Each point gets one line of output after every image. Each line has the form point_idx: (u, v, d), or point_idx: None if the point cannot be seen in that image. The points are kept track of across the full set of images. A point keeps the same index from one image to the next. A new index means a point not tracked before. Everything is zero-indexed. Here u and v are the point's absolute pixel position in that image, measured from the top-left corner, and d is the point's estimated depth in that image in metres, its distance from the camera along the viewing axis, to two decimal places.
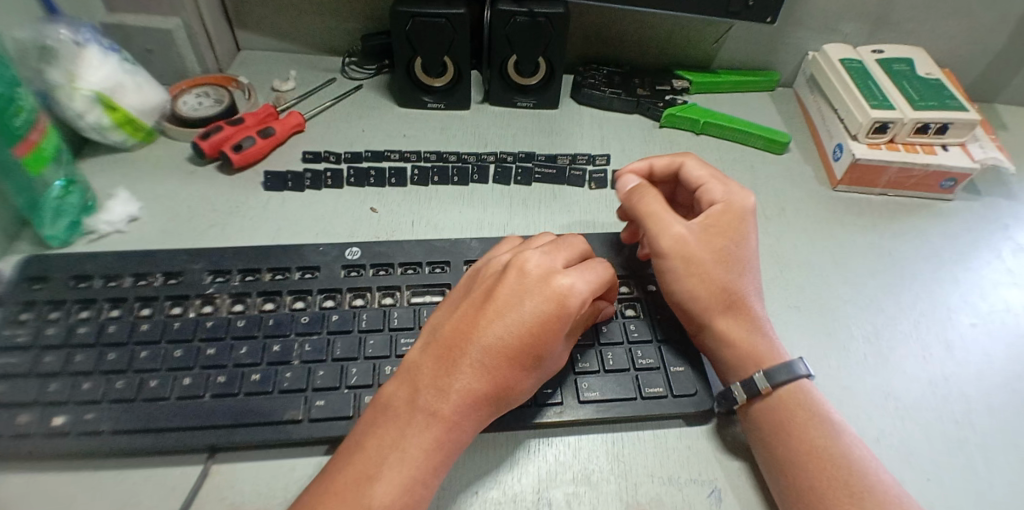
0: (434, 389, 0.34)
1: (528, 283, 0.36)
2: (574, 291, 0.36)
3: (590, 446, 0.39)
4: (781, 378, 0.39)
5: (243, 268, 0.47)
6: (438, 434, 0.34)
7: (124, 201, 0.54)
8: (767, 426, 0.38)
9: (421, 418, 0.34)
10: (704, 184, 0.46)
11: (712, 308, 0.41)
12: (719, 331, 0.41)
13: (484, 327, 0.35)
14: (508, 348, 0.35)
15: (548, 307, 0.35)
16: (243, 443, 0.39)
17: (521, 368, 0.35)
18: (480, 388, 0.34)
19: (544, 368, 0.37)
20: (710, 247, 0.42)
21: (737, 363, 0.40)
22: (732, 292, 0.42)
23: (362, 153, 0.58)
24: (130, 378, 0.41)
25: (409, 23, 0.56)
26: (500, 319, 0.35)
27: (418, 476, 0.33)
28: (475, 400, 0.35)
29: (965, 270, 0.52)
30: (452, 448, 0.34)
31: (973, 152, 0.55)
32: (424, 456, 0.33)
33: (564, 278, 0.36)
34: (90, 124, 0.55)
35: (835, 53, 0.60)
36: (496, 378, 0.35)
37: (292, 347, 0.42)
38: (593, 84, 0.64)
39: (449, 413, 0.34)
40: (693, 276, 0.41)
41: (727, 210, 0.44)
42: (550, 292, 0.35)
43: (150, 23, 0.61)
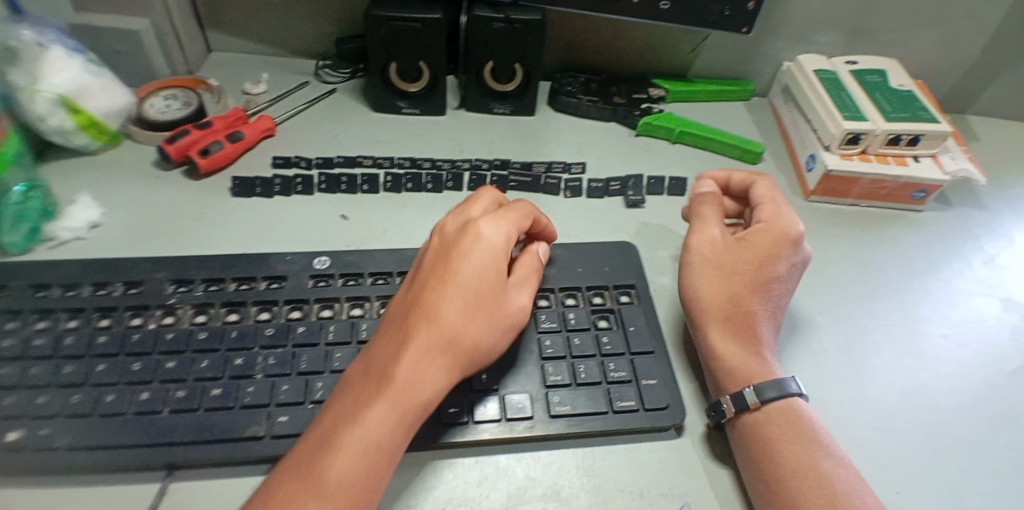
0: (380, 345, 0.35)
1: (453, 239, 0.39)
2: (490, 234, 0.39)
3: (560, 461, 0.39)
4: (770, 395, 0.39)
5: (208, 277, 0.46)
6: (388, 381, 0.34)
7: (86, 206, 0.52)
8: (754, 443, 0.37)
9: (375, 372, 0.34)
10: (762, 202, 0.48)
11: (713, 312, 0.43)
12: (715, 336, 0.42)
13: (424, 283, 0.37)
14: (448, 294, 0.36)
15: (477, 254, 0.38)
16: (204, 460, 0.37)
17: (462, 304, 0.36)
18: (429, 336, 0.35)
19: (492, 305, 0.38)
20: (736, 259, 0.45)
21: (729, 373, 0.41)
22: (746, 301, 0.43)
23: (333, 159, 0.56)
24: (87, 392, 0.39)
25: (384, 27, 0.55)
26: (433, 274, 0.38)
27: (381, 430, 0.32)
28: (425, 343, 0.35)
29: (935, 280, 0.52)
30: (412, 395, 0.34)
31: (944, 163, 0.56)
32: (385, 413, 0.33)
33: (478, 226, 0.39)
34: (54, 127, 0.54)
35: (809, 63, 0.60)
36: (450, 323, 0.36)
37: (255, 360, 0.41)
38: (570, 91, 0.63)
39: (404, 366, 0.34)
40: (709, 279, 0.44)
41: (770, 233, 0.46)
42: (469, 240, 0.39)
43: (117, 24, 0.60)
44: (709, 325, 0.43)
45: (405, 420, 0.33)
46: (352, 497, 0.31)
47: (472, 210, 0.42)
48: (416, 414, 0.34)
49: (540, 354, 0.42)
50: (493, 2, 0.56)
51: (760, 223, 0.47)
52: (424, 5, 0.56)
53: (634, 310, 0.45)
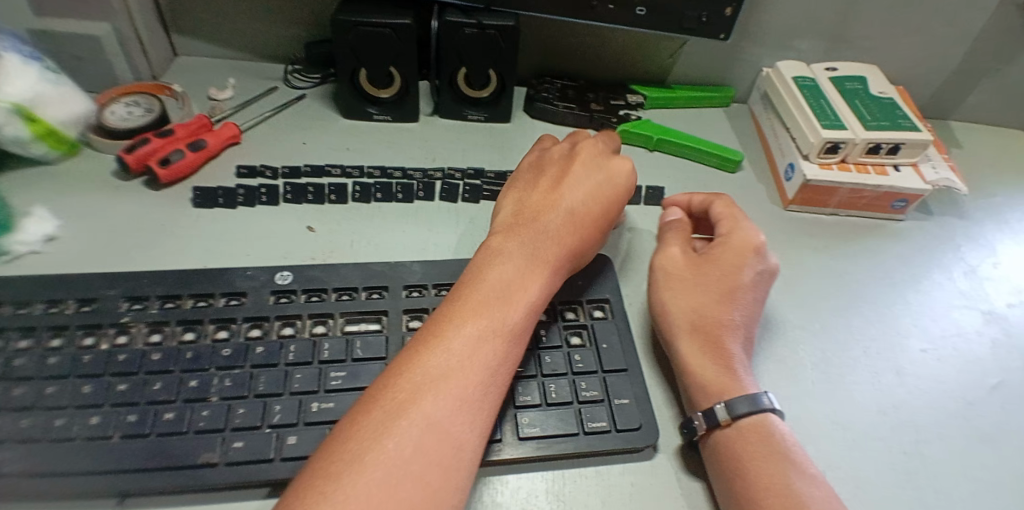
0: (499, 260, 0.41)
1: (546, 191, 0.46)
2: (579, 184, 0.46)
3: (529, 485, 0.37)
4: (741, 411, 0.38)
5: (165, 294, 0.44)
6: (524, 286, 0.39)
7: (41, 219, 0.50)
8: (725, 462, 0.36)
9: (501, 282, 0.39)
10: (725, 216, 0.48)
11: (678, 325, 0.43)
12: (683, 350, 0.42)
13: (529, 221, 0.44)
14: (575, 211, 0.45)
15: (587, 186, 0.46)
16: (154, 489, 0.35)
17: (570, 236, 0.43)
18: (559, 241, 0.43)
19: (586, 239, 0.44)
20: (701, 274, 0.45)
21: (701, 389, 0.40)
22: (714, 314, 0.42)
23: (300, 168, 0.54)
24: (37, 416, 0.37)
25: (353, 33, 0.54)
26: (540, 213, 0.44)
27: (521, 325, 0.37)
28: (546, 262, 0.41)
29: (915, 292, 0.52)
30: (538, 303, 0.39)
31: (925, 173, 0.55)
32: (523, 296, 0.39)
33: (573, 177, 0.47)
34: (9, 137, 0.51)
35: (787, 70, 0.59)
36: (570, 236, 0.43)
37: (210, 382, 0.39)
38: (546, 97, 0.62)
39: (538, 260, 0.41)
40: (673, 294, 0.44)
41: (730, 244, 0.46)
42: (564, 189, 0.46)
43: (77, 28, 0.58)
44: (674, 338, 0.42)
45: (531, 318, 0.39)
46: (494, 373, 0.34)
47: (552, 170, 0.49)
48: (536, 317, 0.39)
49: (510, 372, 0.40)
50: (465, 7, 0.54)
51: (721, 236, 0.47)
52: (393, 10, 0.55)
53: (607, 326, 0.44)
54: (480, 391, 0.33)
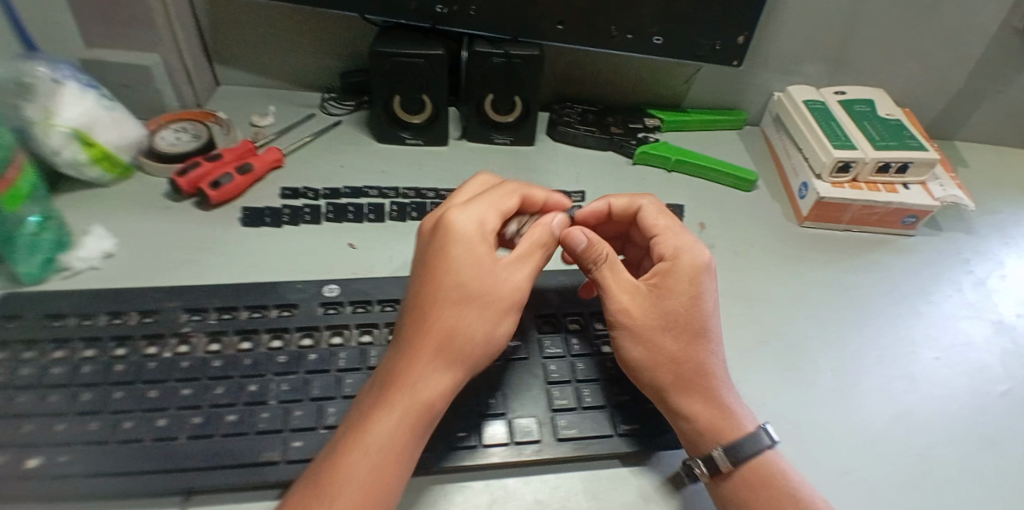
0: (419, 316, 0.38)
1: (438, 228, 0.40)
2: (472, 217, 0.40)
3: (567, 483, 0.41)
4: (743, 454, 0.38)
5: (221, 306, 0.47)
6: (439, 345, 0.37)
7: (99, 237, 0.54)
8: (729, 501, 0.37)
9: (403, 363, 0.37)
10: (656, 236, 0.45)
11: (665, 380, 0.40)
12: (678, 402, 0.40)
13: (432, 263, 0.39)
14: (462, 277, 0.38)
15: (459, 245, 0.39)
16: (221, 485, 0.38)
17: (485, 282, 0.39)
18: (467, 315, 0.38)
19: (507, 279, 0.39)
20: (658, 311, 0.41)
21: (693, 435, 0.39)
22: (686, 357, 0.41)
23: (339, 189, 0.58)
24: (105, 419, 0.40)
25: (387, 63, 0.57)
26: (451, 255, 0.39)
27: (444, 390, 0.37)
28: (472, 316, 0.38)
29: (926, 303, 0.54)
30: (464, 362, 0.38)
31: (933, 190, 0.58)
32: (426, 379, 0.37)
33: (472, 216, 0.40)
34: (67, 160, 0.55)
35: (798, 94, 0.63)
36: (482, 304, 0.38)
37: (269, 387, 0.43)
38: (568, 121, 0.65)
39: (445, 336, 0.37)
40: (642, 341, 0.41)
41: (676, 268, 0.43)
42: (453, 224, 0.40)
43: (128, 60, 0.61)
44: (667, 394, 0.40)
45: (457, 378, 0.38)
46: (411, 436, 0.36)
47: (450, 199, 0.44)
48: (464, 374, 0.38)
49: (546, 378, 0.45)
50: (492, 38, 0.58)
51: (667, 262, 0.43)
52: (423, 41, 0.58)
53: None
54: (405, 454, 0.36)
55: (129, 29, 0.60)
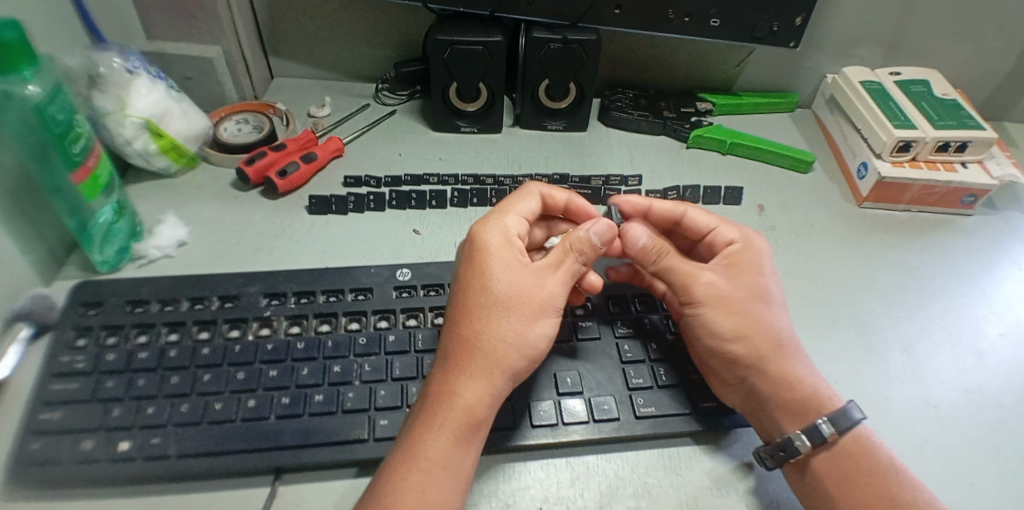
0: (454, 326, 0.38)
1: (468, 247, 0.42)
2: (500, 230, 0.42)
3: (646, 460, 0.41)
4: (845, 425, 0.38)
5: (298, 290, 0.49)
6: (476, 352, 0.37)
7: (172, 226, 0.55)
8: (833, 475, 0.37)
9: (448, 375, 0.37)
10: (717, 225, 0.48)
11: (762, 350, 0.41)
12: (776, 371, 0.41)
13: (464, 276, 0.40)
14: (500, 286, 0.39)
15: (493, 257, 0.40)
16: (311, 463, 0.40)
17: (514, 286, 0.39)
18: (504, 324, 0.38)
19: (536, 282, 0.40)
20: (741, 286, 0.43)
21: (794, 408, 0.40)
22: (772, 328, 0.42)
23: (401, 177, 0.60)
24: (194, 401, 0.42)
25: (448, 50, 0.59)
26: (479, 266, 0.40)
27: (488, 397, 0.37)
28: (506, 320, 0.38)
29: (988, 281, 0.54)
30: (504, 367, 0.37)
31: (991, 168, 0.58)
32: (472, 390, 0.36)
33: (501, 234, 0.42)
34: (137, 150, 0.57)
35: (854, 75, 0.63)
36: (518, 312, 0.39)
37: (352, 368, 0.44)
38: (620, 107, 0.67)
39: (485, 345, 0.37)
40: (732, 315, 0.42)
41: (744, 251, 0.46)
42: (481, 238, 0.41)
43: (192, 52, 0.64)
44: (765, 365, 0.41)
45: (500, 384, 0.37)
46: (462, 445, 0.35)
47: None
48: (506, 381, 0.38)
49: (620, 358, 0.45)
50: (551, 24, 0.60)
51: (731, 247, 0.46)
52: (483, 28, 0.60)
53: None
54: (458, 468, 0.35)
55: (193, 21, 0.62)
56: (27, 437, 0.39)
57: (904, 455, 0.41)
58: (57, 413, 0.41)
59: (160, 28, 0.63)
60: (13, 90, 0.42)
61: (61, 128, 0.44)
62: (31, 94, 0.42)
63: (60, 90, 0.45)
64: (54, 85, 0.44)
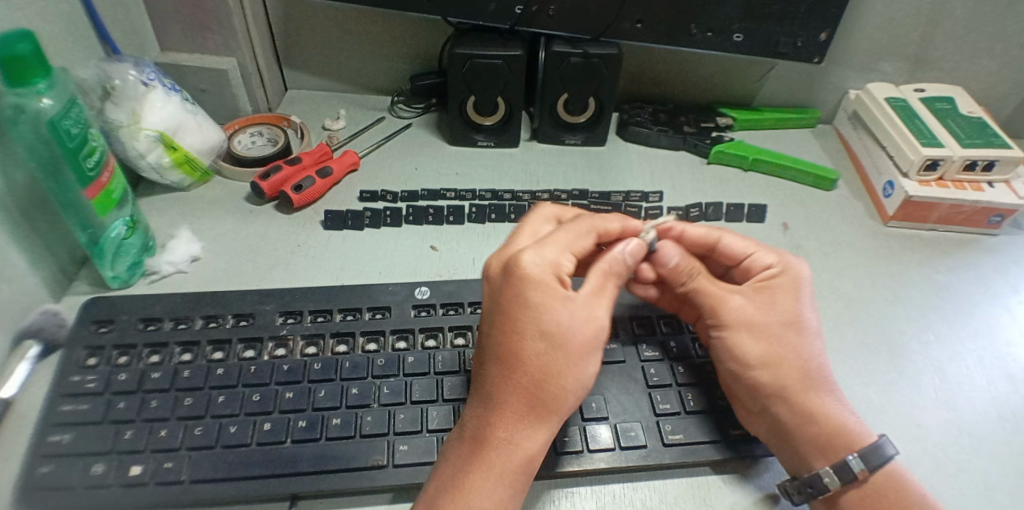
0: (500, 368, 0.35)
1: (509, 274, 0.37)
2: (546, 258, 0.38)
3: (675, 490, 0.39)
4: (876, 461, 0.36)
5: (315, 309, 0.48)
6: (527, 396, 0.35)
7: (185, 241, 0.54)
8: None
9: (490, 419, 0.35)
10: (753, 251, 0.45)
11: (788, 379, 0.39)
12: (802, 402, 0.39)
13: (509, 311, 0.36)
14: (541, 326, 0.35)
15: (531, 292, 0.36)
16: (329, 490, 0.38)
17: (570, 323, 0.35)
18: (548, 368, 0.35)
19: (588, 317, 0.36)
20: (773, 312, 0.41)
21: (823, 442, 0.38)
22: (804, 359, 0.40)
23: (417, 192, 0.60)
24: (208, 424, 0.40)
25: (467, 65, 0.58)
26: (529, 301, 0.35)
27: (539, 440, 0.35)
28: (553, 364, 0.35)
29: (1016, 302, 0.53)
30: (557, 409, 0.35)
31: (1018, 189, 0.57)
32: (520, 436, 0.35)
33: (538, 259, 0.37)
34: (151, 163, 0.56)
35: (878, 92, 0.64)
36: (561, 354, 0.35)
37: (370, 390, 0.43)
38: (639, 121, 0.67)
39: (528, 391, 0.35)
40: (760, 341, 0.40)
41: (781, 277, 0.43)
42: (528, 268, 0.36)
43: (206, 64, 0.63)
44: (790, 395, 0.39)
45: (550, 424, 0.36)
46: (516, 493, 0.34)
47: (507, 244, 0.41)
48: (556, 420, 0.36)
49: (646, 382, 0.43)
50: (570, 38, 0.60)
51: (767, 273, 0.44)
52: (503, 42, 0.59)
53: None
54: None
55: (208, 33, 0.62)
56: (36, 461, 0.38)
57: (941, 483, 0.39)
58: (67, 435, 0.39)
59: (176, 40, 0.63)
60: (27, 103, 0.41)
61: (74, 142, 0.43)
62: (45, 107, 0.41)
63: (74, 104, 0.44)
64: (67, 98, 0.43)
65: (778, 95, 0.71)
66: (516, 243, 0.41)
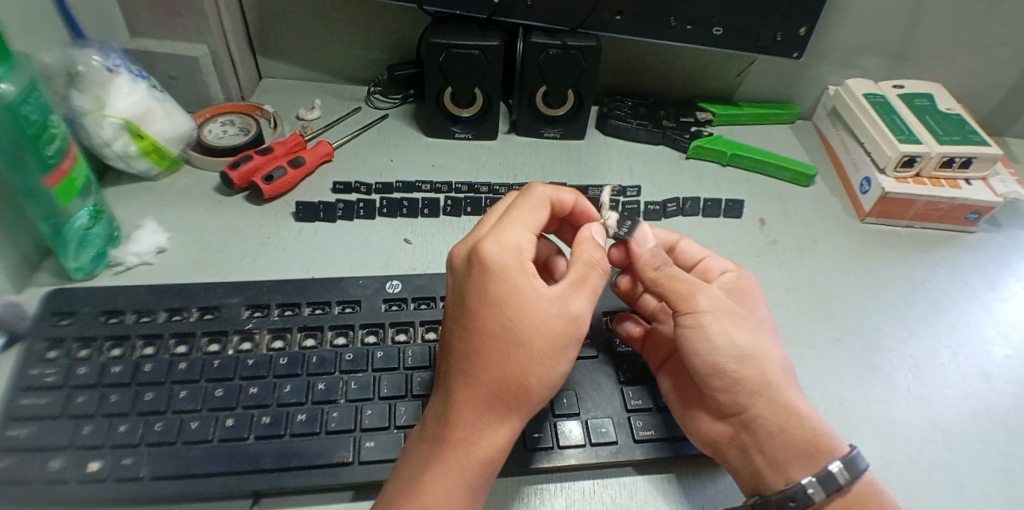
0: (462, 363, 0.34)
1: (473, 264, 0.35)
2: (510, 244, 0.36)
3: (646, 487, 0.39)
4: (858, 471, 0.35)
5: (283, 302, 0.47)
6: (492, 394, 0.33)
7: (152, 232, 0.53)
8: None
9: (447, 415, 0.34)
10: (706, 257, 0.46)
11: (771, 374, 0.37)
12: (781, 401, 0.37)
13: (472, 303, 0.34)
14: (506, 317, 0.34)
15: (497, 283, 0.34)
16: (293, 487, 0.38)
17: (535, 314, 0.34)
18: (512, 362, 0.33)
19: (557, 309, 0.35)
20: (750, 310, 0.40)
21: (802, 449, 0.36)
22: (773, 361, 0.38)
23: (392, 184, 0.59)
24: (170, 419, 0.39)
25: (443, 54, 0.57)
26: (491, 292, 0.34)
27: (502, 439, 0.34)
28: (518, 357, 0.33)
29: (993, 299, 0.53)
30: (522, 406, 0.34)
31: (995, 186, 0.57)
32: (480, 435, 0.33)
33: (504, 245, 0.35)
34: (117, 152, 0.54)
35: (857, 87, 0.64)
36: (528, 347, 0.34)
37: (338, 385, 0.42)
38: (618, 115, 0.66)
39: (490, 384, 0.33)
40: (744, 332, 0.38)
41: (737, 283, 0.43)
42: (492, 256, 0.35)
43: (176, 50, 0.62)
44: (773, 394, 0.37)
45: (515, 421, 0.34)
46: (475, 494, 0.33)
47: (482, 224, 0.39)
48: (521, 418, 0.35)
49: (618, 378, 0.43)
50: (548, 29, 0.59)
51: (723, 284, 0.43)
52: (481, 33, 0.58)
53: None
54: None
55: (179, 18, 0.60)
56: None
57: (912, 480, 0.39)
58: (24, 430, 0.38)
59: (146, 25, 0.61)
60: None
61: (34, 128, 0.42)
62: (3, 92, 0.39)
63: (34, 89, 0.43)
64: (26, 82, 0.42)
65: (758, 91, 0.71)
66: (479, 228, 0.38)
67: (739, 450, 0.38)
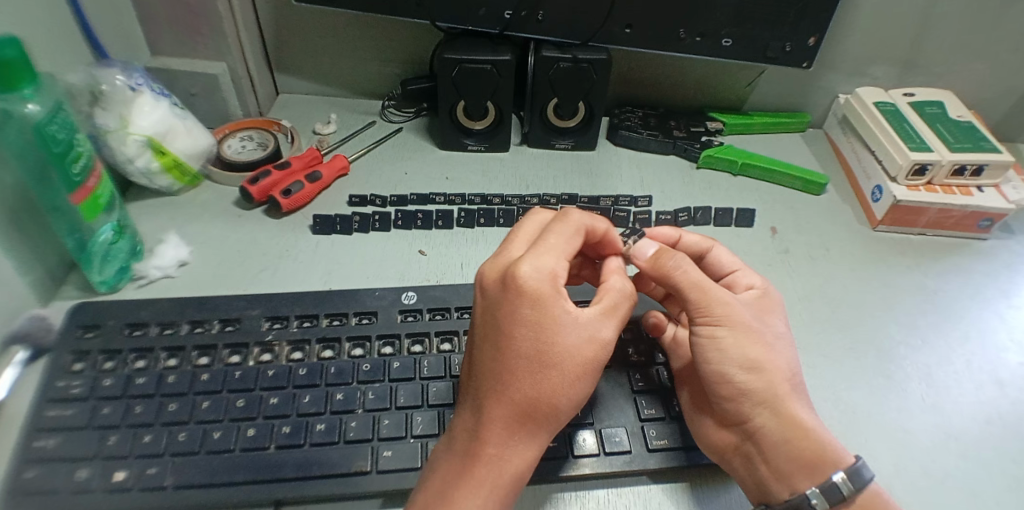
0: (495, 382, 0.34)
1: (508, 286, 0.36)
2: (545, 268, 0.36)
3: (659, 496, 0.39)
4: (862, 482, 0.35)
5: (301, 314, 0.48)
6: (522, 413, 0.34)
7: (173, 246, 0.54)
8: None
9: (478, 430, 0.34)
10: (736, 269, 0.45)
11: (780, 387, 0.37)
12: (788, 413, 0.37)
13: (505, 323, 0.35)
14: (541, 341, 0.34)
15: (534, 307, 0.35)
16: (312, 495, 0.38)
17: (568, 340, 0.35)
18: (544, 384, 0.34)
19: (589, 333, 0.36)
20: (764, 324, 0.40)
21: (807, 461, 0.36)
22: (785, 369, 0.38)
23: (407, 196, 0.60)
24: (193, 430, 0.40)
25: (456, 69, 0.59)
26: (526, 316, 0.35)
27: (529, 458, 0.35)
28: (549, 380, 0.34)
29: (1006, 306, 0.53)
30: (549, 428, 0.35)
31: (1008, 193, 0.57)
32: (509, 452, 0.34)
33: (537, 268, 0.36)
34: (140, 168, 0.56)
35: (868, 96, 0.64)
36: (560, 370, 0.34)
37: (355, 395, 0.43)
38: (629, 126, 0.67)
39: (521, 404, 0.34)
40: (752, 343, 0.38)
41: (766, 295, 0.43)
42: (527, 280, 0.35)
43: (196, 68, 0.63)
44: (779, 406, 0.37)
45: (542, 441, 0.35)
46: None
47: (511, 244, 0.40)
48: (547, 437, 0.35)
49: (631, 387, 0.43)
50: (560, 43, 0.60)
51: (752, 297, 0.42)
52: (494, 47, 0.59)
53: None
54: None
55: (200, 37, 0.62)
56: (20, 466, 0.38)
57: (924, 489, 0.39)
58: (50, 441, 0.39)
59: (166, 44, 0.63)
60: (12, 108, 0.40)
61: (61, 147, 0.43)
62: (30, 113, 0.41)
63: (61, 109, 0.44)
64: (54, 103, 0.43)
65: (768, 100, 0.71)
66: (509, 250, 0.39)
67: (744, 459, 0.38)
